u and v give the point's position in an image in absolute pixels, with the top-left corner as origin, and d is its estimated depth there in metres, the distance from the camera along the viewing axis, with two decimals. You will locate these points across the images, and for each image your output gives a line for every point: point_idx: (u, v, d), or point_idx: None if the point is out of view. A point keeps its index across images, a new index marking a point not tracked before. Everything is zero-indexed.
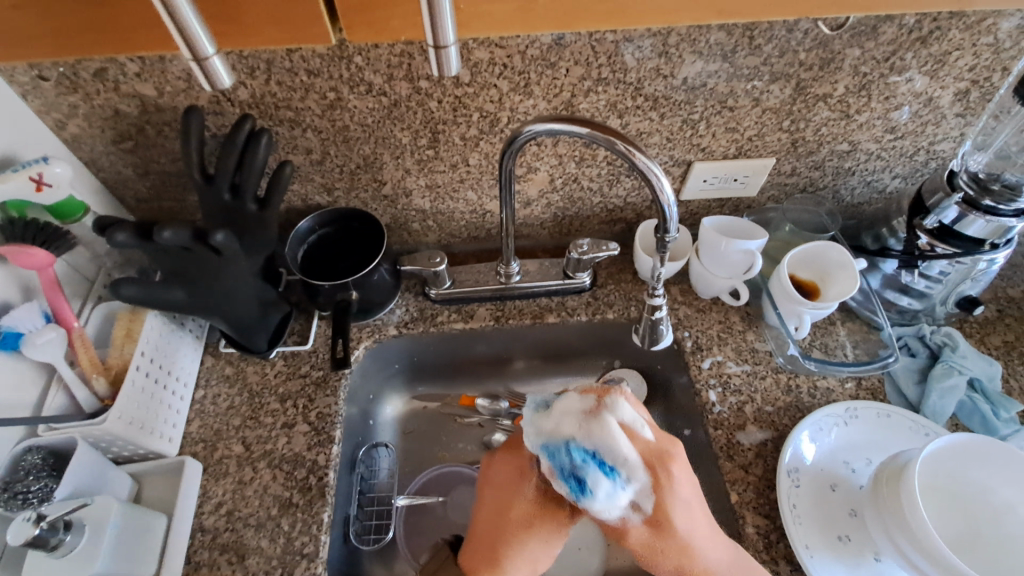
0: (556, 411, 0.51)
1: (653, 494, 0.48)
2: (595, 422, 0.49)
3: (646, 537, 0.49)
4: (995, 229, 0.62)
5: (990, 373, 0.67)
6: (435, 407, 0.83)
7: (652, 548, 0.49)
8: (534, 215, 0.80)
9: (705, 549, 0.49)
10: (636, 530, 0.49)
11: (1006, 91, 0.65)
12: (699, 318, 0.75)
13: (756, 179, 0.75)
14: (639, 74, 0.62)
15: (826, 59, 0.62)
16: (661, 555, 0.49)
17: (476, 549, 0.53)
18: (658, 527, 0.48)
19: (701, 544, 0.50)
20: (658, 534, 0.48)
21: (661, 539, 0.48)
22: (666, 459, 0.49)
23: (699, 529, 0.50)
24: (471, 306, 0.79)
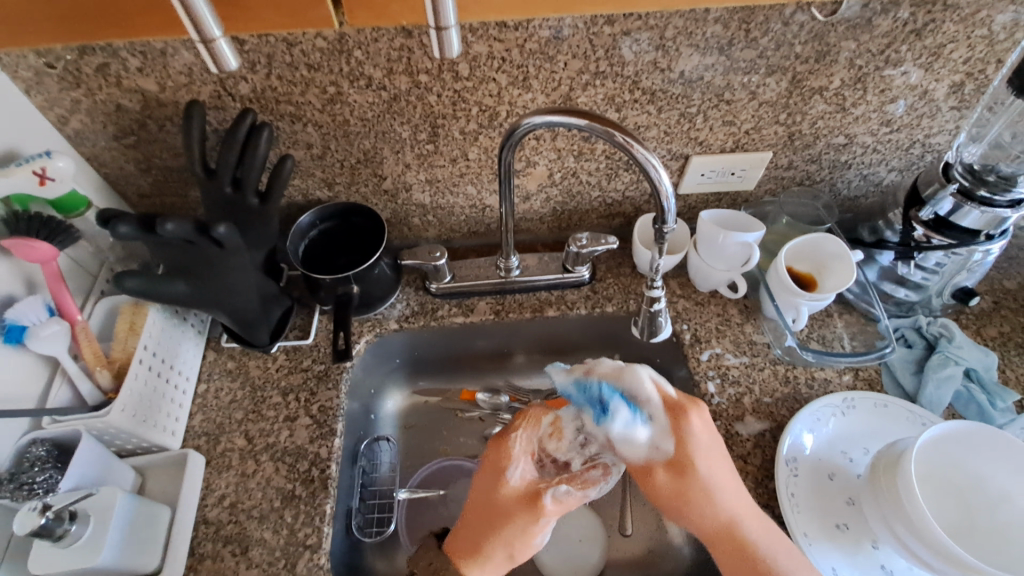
0: (581, 364, 0.59)
1: (670, 437, 0.54)
2: (628, 369, 0.57)
3: (669, 481, 0.54)
4: (990, 220, 0.63)
5: (987, 363, 0.67)
6: (436, 401, 0.84)
7: (662, 492, 0.54)
8: (533, 209, 0.81)
9: (723, 487, 0.54)
10: (660, 473, 0.54)
11: (1000, 82, 0.65)
12: (698, 311, 0.76)
13: (753, 173, 0.76)
14: (636, 68, 0.62)
15: (821, 52, 0.62)
16: (680, 501, 0.53)
17: (459, 538, 0.55)
18: (678, 473, 0.54)
19: (721, 485, 0.54)
20: (678, 487, 0.54)
21: (682, 486, 0.53)
22: (687, 409, 0.55)
23: (708, 468, 0.54)
24: (471, 300, 0.79)
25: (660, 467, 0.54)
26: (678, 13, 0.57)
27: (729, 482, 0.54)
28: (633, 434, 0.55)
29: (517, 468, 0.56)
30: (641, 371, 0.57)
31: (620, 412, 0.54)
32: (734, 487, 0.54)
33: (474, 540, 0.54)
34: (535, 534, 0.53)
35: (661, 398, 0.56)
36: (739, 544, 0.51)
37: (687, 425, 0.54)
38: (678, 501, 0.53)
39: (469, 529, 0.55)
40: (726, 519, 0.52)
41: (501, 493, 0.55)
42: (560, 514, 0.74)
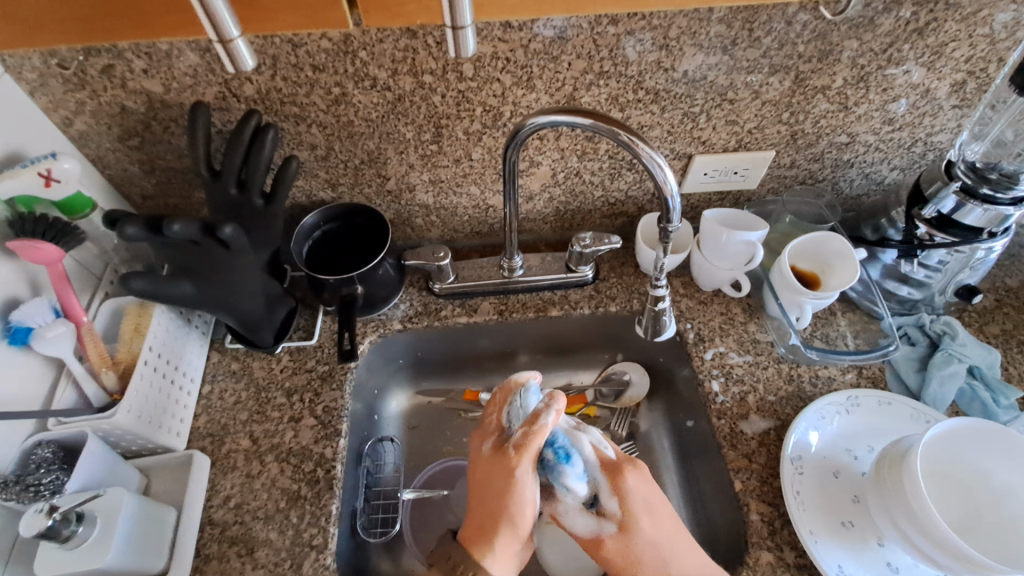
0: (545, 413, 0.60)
1: (614, 499, 0.54)
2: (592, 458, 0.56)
3: (617, 540, 0.54)
4: (994, 218, 0.63)
5: (990, 361, 0.68)
6: (439, 402, 0.84)
7: (618, 559, 0.54)
8: (536, 210, 0.81)
9: (672, 552, 0.54)
10: (610, 542, 0.54)
11: (1002, 81, 0.66)
12: (702, 310, 0.76)
13: (756, 173, 0.76)
14: (640, 67, 0.62)
15: (824, 51, 0.63)
16: (637, 561, 0.53)
17: (470, 528, 0.55)
18: (626, 529, 0.54)
19: (666, 553, 0.54)
20: (626, 543, 0.54)
21: (633, 536, 0.54)
22: (625, 469, 0.55)
23: (648, 511, 0.55)
24: (474, 300, 0.79)
25: (613, 539, 0.54)
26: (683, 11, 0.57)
27: (673, 530, 0.55)
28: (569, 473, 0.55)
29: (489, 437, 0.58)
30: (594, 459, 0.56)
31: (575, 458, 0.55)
32: (674, 535, 0.55)
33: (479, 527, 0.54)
34: (519, 489, 0.53)
35: (599, 460, 0.56)
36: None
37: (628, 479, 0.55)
38: (630, 564, 0.53)
39: (474, 520, 0.55)
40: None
41: (481, 464, 0.57)
42: None
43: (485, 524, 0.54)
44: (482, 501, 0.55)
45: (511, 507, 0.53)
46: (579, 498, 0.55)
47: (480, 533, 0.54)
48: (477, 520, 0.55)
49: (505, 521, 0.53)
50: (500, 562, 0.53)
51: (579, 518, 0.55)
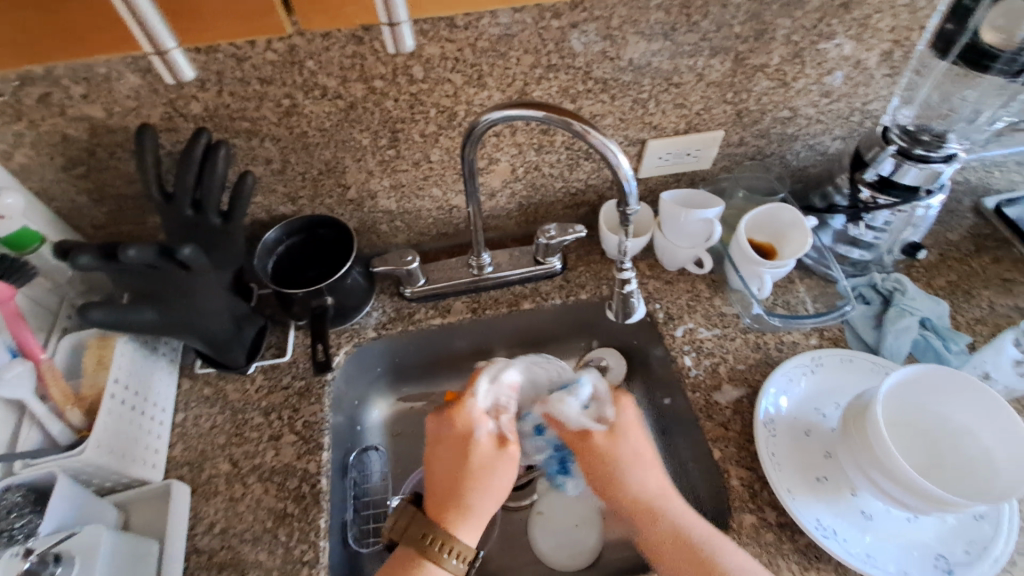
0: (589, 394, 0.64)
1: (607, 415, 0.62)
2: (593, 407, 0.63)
3: (608, 447, 0.60)
4: (929, 175, 0.66)
5: (938, 312, 0.72)
6: (422, 406, 0.84)
7: (597, 457, 0.60)
8: (500, 206, 0.82)
9: (639, 464, 0.59)
10: (600, 438, 0.60)
11: (924, 47, 0.69)
12: (669, 290, 0.78)
13: (708, 152, 0.79)
14: (586, 58, 0.64)
15: (759, 30, 0.65)
16: (617, 462, 0.59)
17: (444, 498, 0.57)
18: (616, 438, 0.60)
19: (653, 474, 0.59)
20: (601, 451, 0.60)
21: (613, 451, 0.59)
22: (618, 400, 0.62)
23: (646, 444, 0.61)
24: (447, 301, 0.80)
25: (603, 449, 0.60)
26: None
27: (645, 456, 0.60)
28: (581, 391, 0.64)
29: (482, 426, 0.61)
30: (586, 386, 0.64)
31: (586, 384, 0.64)
32: (648, 467, 0.59)
33: (457, 498, 0.57)
34: (503, 472, 0.59)
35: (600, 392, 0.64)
36: (676, 526, 0.55)
37: (618, 407, 0.62)
38: (614, 465, 0.59)
39: (446, 491, 0.57)
40: (641, 498, 0.57)
41: (446, 437, 0.61)
42: (554, 502, 0.74)
43: (457, 496, 0.57)
44: (463, 481, 0.58)
45: (488, 485, 0.58)
46: (579, 401, 0.63)
47: (451, 507, 0.56)
48: (440, 501, 0.57)
49: (478, 501, 0.57)
50: (471, 535, 0.56)
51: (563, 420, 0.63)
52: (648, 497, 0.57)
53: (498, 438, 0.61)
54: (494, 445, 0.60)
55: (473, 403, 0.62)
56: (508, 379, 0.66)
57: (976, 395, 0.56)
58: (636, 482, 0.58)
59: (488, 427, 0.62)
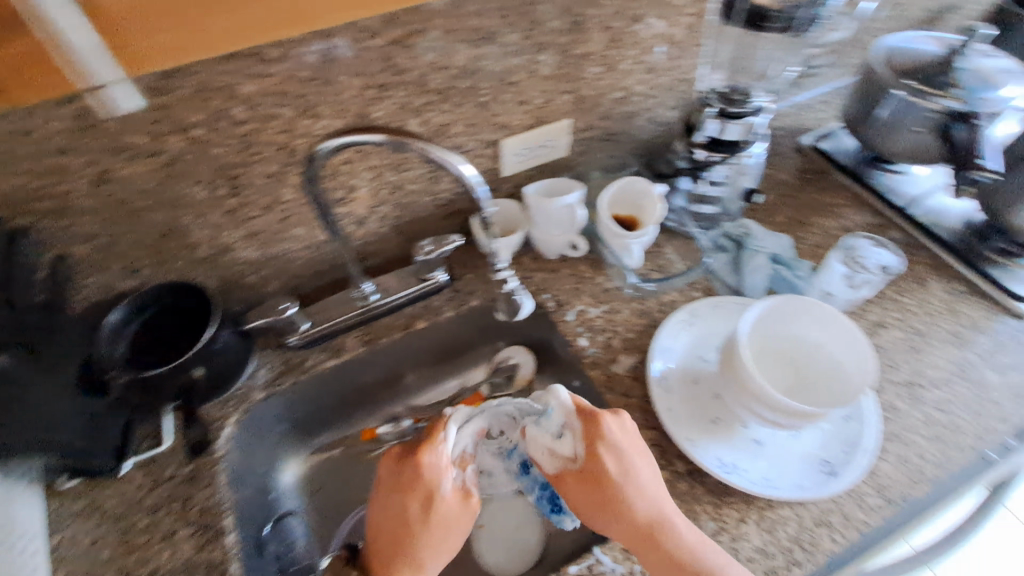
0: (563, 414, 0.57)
1: (582, 441, 0.57)
2: (566, 435, 0.57)
3: (585, 481, 0.56)
4: (745, 128, 0.74)
5: (783, 245, 0.80)
6: (339, 453, 0.84)
7: (577, 493, 0.57)
8: (373, 232, 0.80)
9: (632, 493, 0.55)
10: (572, 473, 0.57)
11: (712, 18, 0.77)
12: (554, 278, 0.81)
13: (560, 140, 0.83)
14: (419, 71, 0.63)
15: (573, 22, 0.68)
16: (601, 495, 0.55)
17: (391, 554, 0.55)
18: (596, 471, 0.56)
19: (651, 491, 0.56)
20: (589, 479, 0.56)
21: (600, 483, 0.55)
22: (603, 417, 0.57)
23: (635, 465, 0.56)
24: (337, 340, 0.76)
25: (581, 484, 0.57)
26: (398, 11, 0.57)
27: (644, 476, 0.56)
28: (551, 420, 0.57)
29: (445, 480, 0.56)
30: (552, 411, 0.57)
31: (556, 412, 0.57)
32: (647, 487, 0.56)
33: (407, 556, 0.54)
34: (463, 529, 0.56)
35: (573, 411, 0.58)
36: (663, 555, 0.53)
37: (597, 434, 0.56)
38: (594, 502, 0.55)
39: (396, 548, 0.55)
40: (642, 521, 0.54)
41: (403, 492, 0.56)
42: (491, 510, 0.74)
43: (411, 556, 0.54)
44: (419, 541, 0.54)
45: (445, 546, 0.55)
46: (550, 431, 0.58)
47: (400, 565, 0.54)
48: (387, 557, 0.55)
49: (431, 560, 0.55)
50: None
51: (540, 453, 0.59)
52: (647, 517, 0.54)
53: (461, 492, 0.57)
54: (456, 502, 0.56)
55: (438, 453, 0.57)
56: (473, 425, 0.60)
57: (817, 313, 0.63)
58: (635, 505, 0.55)
59: (452, 480, 0.57)
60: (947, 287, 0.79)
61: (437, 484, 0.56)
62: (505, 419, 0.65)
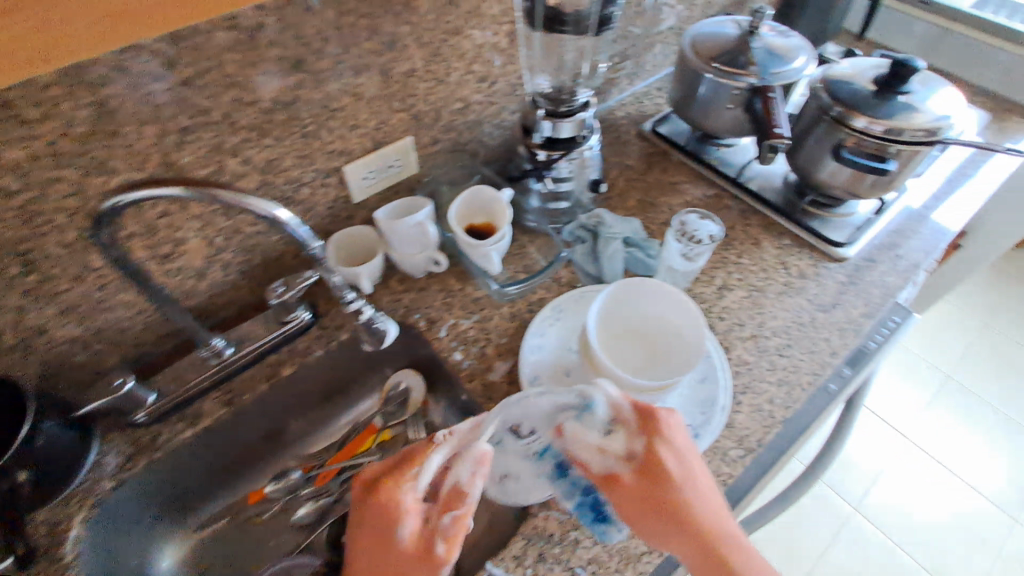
0: (614, 408, 0.56)
1: (641, 438, 0.54)
2: (624, 433, 0.55)
3: (642, 483, 0.53)
4: (577, 124, 0.77)
5: (634, 229, 0.85)
6: (228, 522, 0.78)
7: (635, 495, 0.53)
8: (219, 281, 0.74)
9: (692, 495, 0.52)
10: (625, 478, 0.54)
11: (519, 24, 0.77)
12: (424, 296, 0.81)
13: (407, 159, 0.82)
14: (222, 110, 0.59)
15: (387, 42, 0.66)
16: (660, 500, 0.52)
17: None
18: (654, 471, 0.53)
19: (710, 493, 0.53)
20: (651, 475, 0.53)
21: (658, 485, 0.53)
22: (660, 412, 0.56)
23: (690, 463, 0.54)
24: (195, 406, 0.71)
25: (640, 488, 0.53)
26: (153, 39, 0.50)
27: (703, 478, 0.54)
28: (597, 415, 0.56)
29: (409, 519, 0.53)
30: (598, 408, 0.55)
31: (600, 407, 0.55)
32: (704, 488, 0.53)
33: None
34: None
35: (628, 404, 0.56)
36: (716, 560, 0.50)
37: (645, 437, 0.54)
38: (653, 504, 0.53)
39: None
40: (702, 529, 0.51)
41: (369, 522, 0.54)
42: None
43: None
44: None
45: None
46: (596, 427, 0.56)
47: None
48: None
49: None
50: None
51: (588, 452, 0.56)
52: (708, 526, 0.51)
53: (427, 536, 0.52)
54: (419, 544, 0.52)
55: (406, 487, 0.54)
56: (477, 450, 0.55)
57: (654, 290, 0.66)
58: (695, 510, 0.52)
59: (417, 521, 0.53)
60: (777, 243, 0.88)
61: (401, 522, 0.53)
62: (537, 415, 0.60)
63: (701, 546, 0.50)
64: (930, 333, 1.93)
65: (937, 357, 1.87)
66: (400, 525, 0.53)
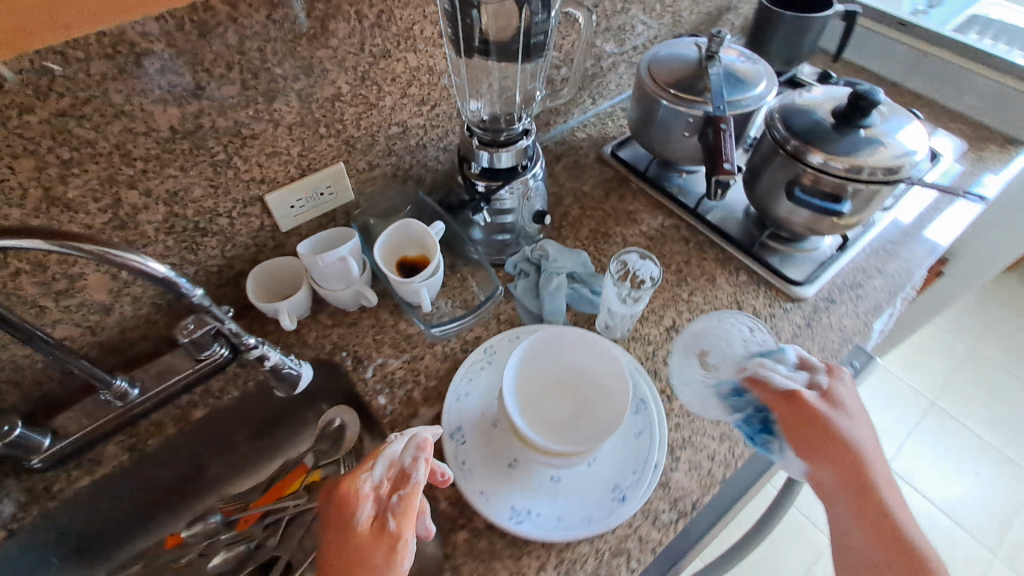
0: (801, 363, 0.61)
1: (837, 388, 0.58)
2: (812, 372, 0.60)
3: (824, 406, 0.55)
4: (518, 153, 0.72)
5: (582, 262, 0.80)
6: (141, 569, 0.71)
7: (808, 416, 0.55)
8: (129, 316, 0.69)
9: (857, 439, 0.53)
10: (810, 398, 0.56)
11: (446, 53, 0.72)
12: (353, 333, 0.76)
13: (341, 187, 0.76)
14: (110, 141, 0.54)
15: (304, 66, 0.61)
16: (824, 429, 0.54)
17: None
18: (834, 400, 0.56)
19: (865, 451, 0.53)
20: (814, 417, 0.55)
21: (835, 412, 0.55)
22: (834, 372, 0.59)
23: (851, 406, 0.56)
24: (95, 451, 0.67)
25: (821, 411, 0.55)
26: (11, 68, 0.45)
27: (865, 433, 0.54)
28: (787, 359, 0.61)
29: (364, 507, 0.50)
30: (760, 364, 0.60)
31: (790, 351, 0.62)
32: (866, 431, 0.55)
33: None
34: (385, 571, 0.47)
35: (805, 363, 0.61)
36: (869, 488, 0.51)
37: (832, 377, 0.59)
38: (825, 435, 0.53)
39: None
40: (862, 474, 0.52)
41: (328, 518, 0.51)
42: None
43: None
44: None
45: None
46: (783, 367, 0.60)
47: None
48: None
49: None
50: None
51: (785, 380, 0.58)
52: (865, 474, 0.52)
53: (381, 523, 0.49)
54: (374, 532, 0.49)
55: (363, 475, 0.51)
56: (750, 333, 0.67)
57: (580, 341, 0.64)
58: (858, 453, 0.53)
59: (371, 508, 0.50)
60: (733, 280, 0.83)
61: (357, 510, 0.50)
62: (722, 352, 0.65)
63: (857, 483, 0.51)
64: (913, 358, 1.88)
65: (919, 382, 1.82)
66: (355, 515, 0.50)
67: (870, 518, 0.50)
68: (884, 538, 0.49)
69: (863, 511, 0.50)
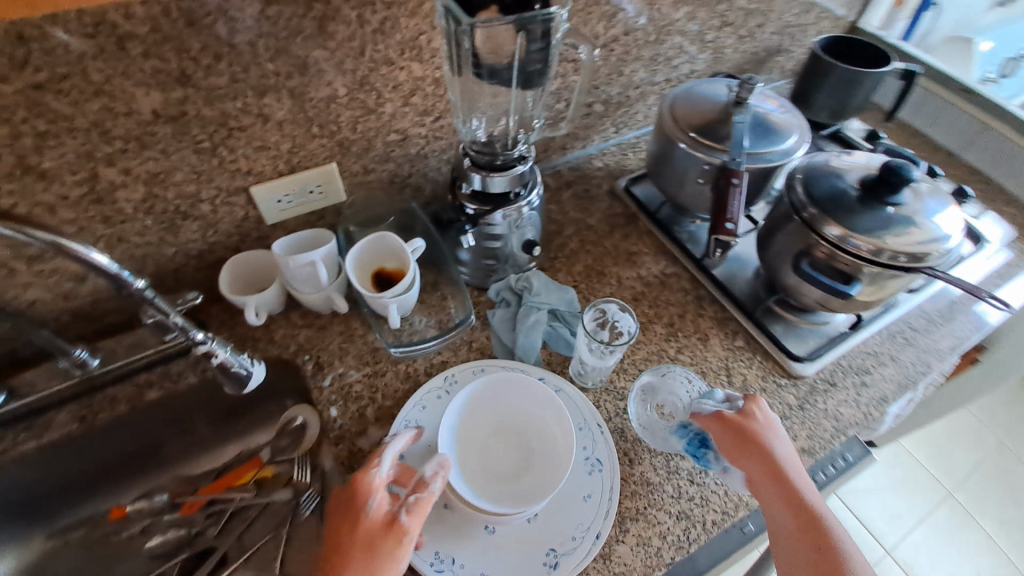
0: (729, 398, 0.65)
1: (755, 406, 0.62)
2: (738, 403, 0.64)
3: (746, 422, 0.61)
4: (513, 179, 0.69)
5: (567, 300, 0.76)
6: (81, 536, 0.72)
7: (733, 435, 0.60)
8: (103, 287, 0.70)
9: (773, 449, 0.59)
10: (734, 417, 0.61)
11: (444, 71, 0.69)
12: (321, 337, 0.74)
13: (331, 187, 0.74)
14: (88, 118, 0.54)
15: (298, 65, 0.60)
16: (746, 440, 0.59)
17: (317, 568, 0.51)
18: (751, 414, 0.61)
19: (784, 458, 0.59)
20: (737, 431, 0.60)
21: (757, 428, 0.60)
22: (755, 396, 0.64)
23: (771, 423, 0.61)
24: (47, 416, 0.68)
25: (740, 422, 0.61)
26: None
27: (781, 443, 0.60)
28: (715, 398, 0.66)
29: (376, 496, 0.52)
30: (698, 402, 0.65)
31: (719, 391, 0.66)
32: (783, 441, 0.60)
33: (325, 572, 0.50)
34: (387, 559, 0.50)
35: (729, 396, 0.65)
36: (791, 488, 0.57)
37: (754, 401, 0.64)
38: (746, 440, 0.59)
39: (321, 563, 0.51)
40: (780, 476, 0.57)
41: (338, 505, 0.53)
42: None
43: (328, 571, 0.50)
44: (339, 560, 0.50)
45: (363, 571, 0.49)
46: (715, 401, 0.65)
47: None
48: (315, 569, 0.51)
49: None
50: None
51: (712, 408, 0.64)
52: (787, 474, 0.57)
53: (390, 514, 0.52)
54: (381, 522, 0.51)
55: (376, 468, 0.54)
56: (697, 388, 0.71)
57: (533, 390, 0.65)
58: (778, 459, 0.58)
59: (383, 499, 0.53)
60: (728, 343, 0.77)
61: (369, 498, 0.52)
62: (675, 403, 0.70)
63: (777, 478, 0.57)
64: (937, 442, 1.74)
65: (938, 470, 1.68)
66: (364, 504, 0.52)
67: (794, 496, 0.56)
68: (808, 523, 0.55)
69: (788, 492, 0.56)
